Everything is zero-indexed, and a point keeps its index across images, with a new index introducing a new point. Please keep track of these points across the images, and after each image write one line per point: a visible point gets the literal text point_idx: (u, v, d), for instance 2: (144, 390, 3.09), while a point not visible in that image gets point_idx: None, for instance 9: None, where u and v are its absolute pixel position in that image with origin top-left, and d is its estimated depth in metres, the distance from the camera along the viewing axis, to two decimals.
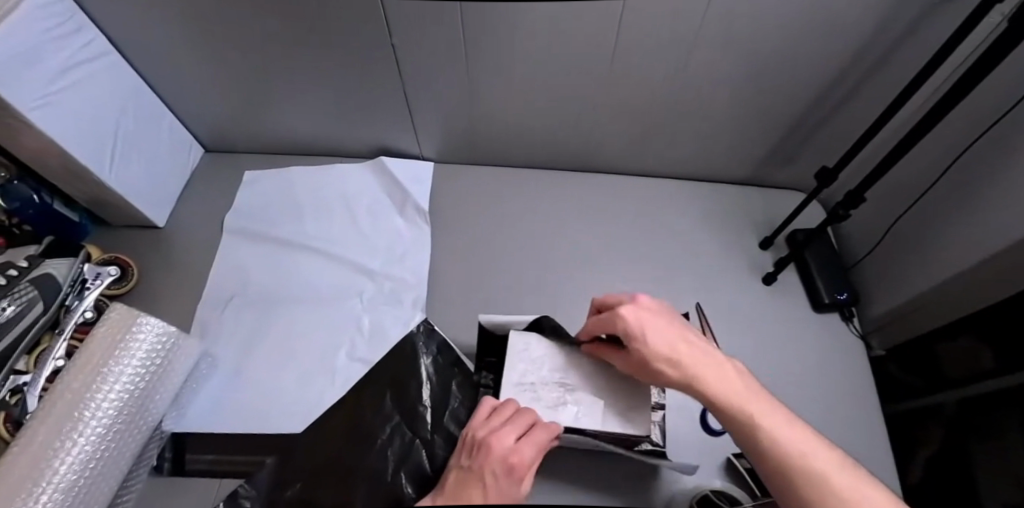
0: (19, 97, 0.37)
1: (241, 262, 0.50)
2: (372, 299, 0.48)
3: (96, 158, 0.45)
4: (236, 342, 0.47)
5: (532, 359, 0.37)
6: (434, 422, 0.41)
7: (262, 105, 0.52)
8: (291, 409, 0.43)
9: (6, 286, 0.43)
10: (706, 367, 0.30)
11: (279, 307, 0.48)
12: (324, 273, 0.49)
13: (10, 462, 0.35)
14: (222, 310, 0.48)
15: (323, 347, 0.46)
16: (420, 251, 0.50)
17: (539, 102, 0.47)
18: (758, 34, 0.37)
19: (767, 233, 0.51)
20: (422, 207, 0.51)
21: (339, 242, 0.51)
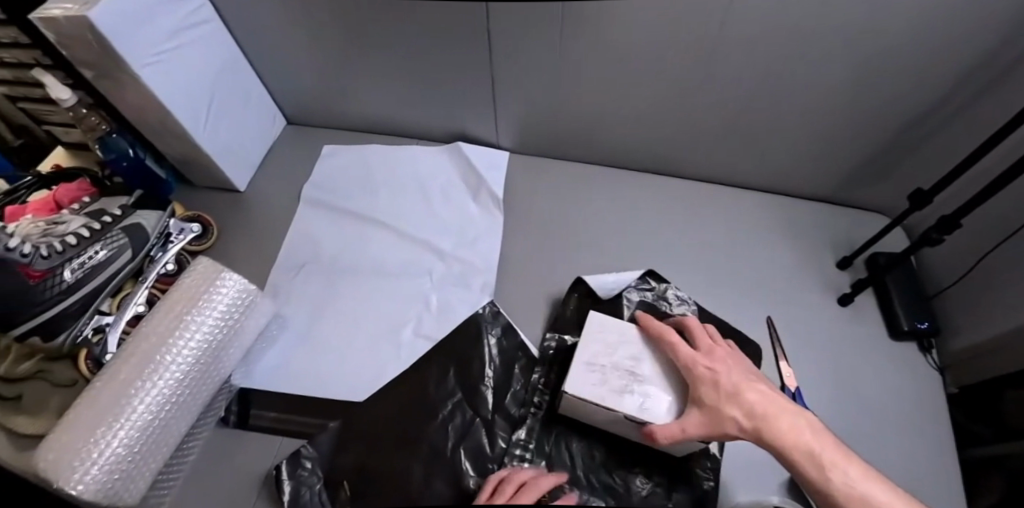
0: (133, 54, 0.40)
1: (315, 231, 0.52)
2: (441, 279, 0.48)
3: (192, 119, 0.48)
4: (306, 307, 0.48)
5: (607, 342, 0.37)
6: (495, 404, 0.42)
7: (348, 83, 0.53)
8: (355, 378, 0.44)
9: (101, 231, 0.46)
10: (779, 419, 0.30)
11: (350, 278, 0.49)
12: (396, 249, 0.50)
13: (96, 394, 0.37)
14: (296, 275, 0.49)
15: (390, 320, 0.46)
16: (491, 238, 0.50)
17: (624, 102, 0.47)
18: (862, 51, 0.36)
19: (845, 254, 0.49)
20: (496, 194, 0.52)
21: (412, 221, 0.51)
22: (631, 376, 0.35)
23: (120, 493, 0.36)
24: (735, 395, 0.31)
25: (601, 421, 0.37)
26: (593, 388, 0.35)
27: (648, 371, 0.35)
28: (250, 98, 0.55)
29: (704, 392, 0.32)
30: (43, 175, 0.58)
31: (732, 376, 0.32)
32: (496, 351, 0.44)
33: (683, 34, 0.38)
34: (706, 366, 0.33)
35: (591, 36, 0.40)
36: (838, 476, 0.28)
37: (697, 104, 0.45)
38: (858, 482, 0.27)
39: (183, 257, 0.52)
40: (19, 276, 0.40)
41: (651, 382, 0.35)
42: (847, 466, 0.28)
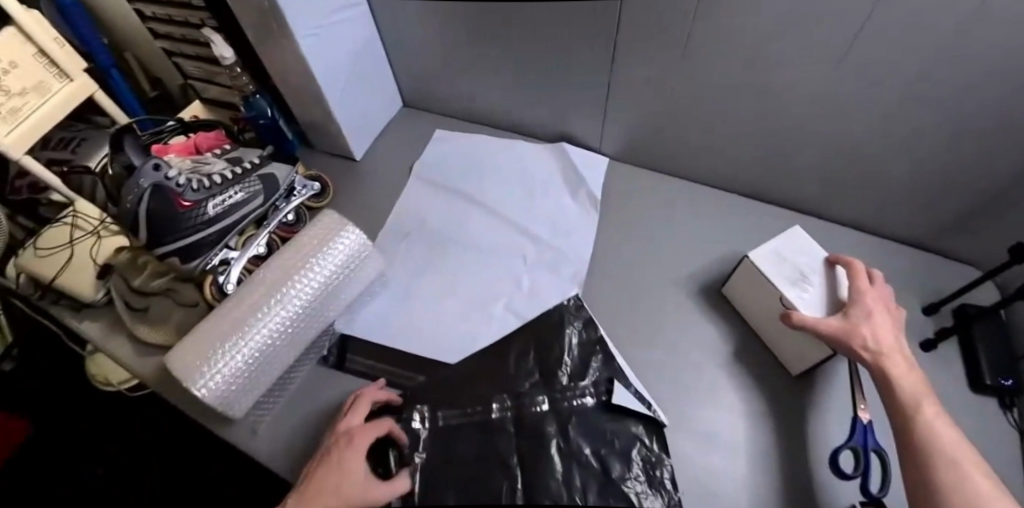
0: (301, 27, 0.47)
1: (424, 207, 0.57)
2: (534, 263, 0.52)
3: (331, 85, 0.55)
4: (407, 270, 0.52)
5: (795, 249, 0.44)
6: (559, 453, 0.40)
7: (472, 75, 0.59)
8: (446, 340, 0.48)
9: (241, 177, 0.52)
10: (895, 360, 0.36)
11: (452, 250, 0.53)
12: (495, 230, 0.54)
13: (229, 311, 0.42)
14: (402, 240, 0.55)
15: (485, 293, 0.50)
16: (584, 234, 0.54)
17: (729, 125, 0.50)
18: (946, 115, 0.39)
19: (932, 300, 0.50)
20: (595, 195, 0.56)
21: (514, 208, 0.56)
22: (798, 278, 0.42)
23: (233, 404, 0.40)
24: (875, 329, 0.37)
25: (766, 311, 0.45)
26: (770, 269, 0.43)
27: (817, 286, 0.42)
28: (378, 80, 0.63)
29: (854, 312, 0.39)
30: (186, 122, 0.66)
31: (881, 318, 0.38)
32: (577, 401, 0.42)
33: (804, 69, 0.41)
34: (871, 301, 0.39)
35: (714, 61, 0.43)
36: (927, 416, 0.33)
37: (790, 138, 0.49)
38: (943, 430, 0.32)
39: (303, 211, 0.58)
40: (172, 203, 0.48)
41: (815, 293, 0.41)
42: (941, 417, 0.33)
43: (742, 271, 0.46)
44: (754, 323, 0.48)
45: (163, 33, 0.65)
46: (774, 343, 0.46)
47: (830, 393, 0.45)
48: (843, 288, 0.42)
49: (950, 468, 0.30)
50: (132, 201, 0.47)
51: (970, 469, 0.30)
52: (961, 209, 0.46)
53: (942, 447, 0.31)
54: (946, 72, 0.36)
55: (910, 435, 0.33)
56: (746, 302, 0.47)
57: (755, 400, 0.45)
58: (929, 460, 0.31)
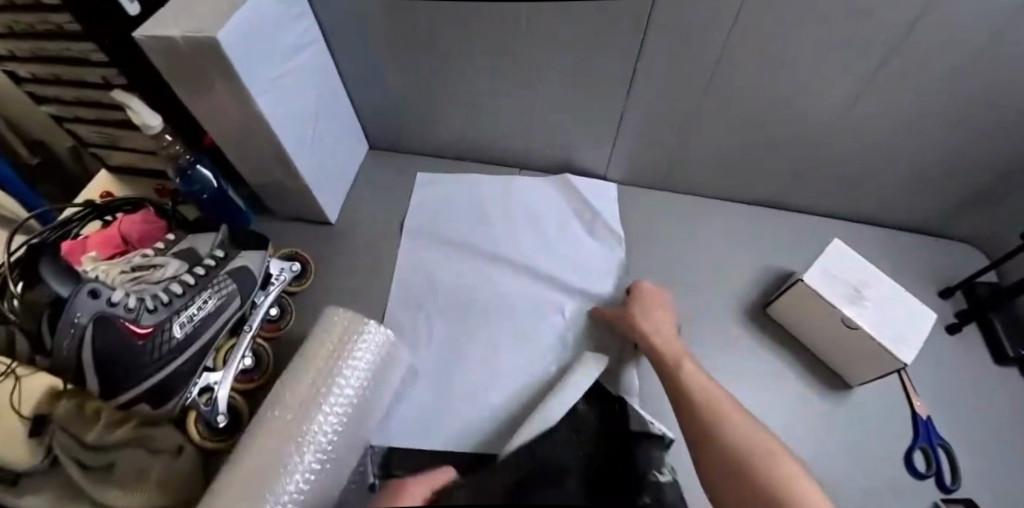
0: (253, 81, 0.38)
1: (431, 272, 0.52)
2: (574, 317, 0.49)
3: (297, 142, 0.46)
4: (435, 353, 0.46)
5: (845, 265, 0.43)
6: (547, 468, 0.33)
7: (461, 107, 0.52)
8: (499, 427, 0.42)
9: (207, 277, 0.42)
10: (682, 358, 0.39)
11: (480, 319, 0.49)
12: (521, 287, 0.51)
13: (245, 467, 0.32)
14: (417, 316, 0.49)
15: (530, 363, 0.46)
16: (616, 276, 0.52)
17: (747, 139, 0.48)
18: (961, 111, 0.40)
19: (945, 283, 0.52)
20: (615, 229, 0.54)
21: (535, 256, 0.53)
22: (856, 295, 0.42)
23: None
24: (660, 327, 0.42)
25: (822, 326, 0.45)
26: (826, 287, 0.42)
27: (874, 302, 0.41)
28: (342, 127, 0.55)
29: (639, 312, 0.44)
30: (97, 204, 0.50)
31: (654, 314, 0.43)
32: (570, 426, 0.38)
33: (825, 77, 0.39)
34: (646, 309, 0.44)
35: (742, 75, 0.41)
36: (704, 404, 0.34)
37: (801, 149, 0.48)
38: (732, 410, 0.34)
39: (284, 299, 0.49)
40: (125, 334, 0.37)
41: (875, 309, 0.41)
42: (723, 405, 0.34)
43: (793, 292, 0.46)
44: (804, 340, 0.48)
45: (47, 96, 0.51)
46: (826, 352, 0.46)
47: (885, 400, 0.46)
48: (889, 296, 0.42)
49: (733, 455, 0.31)
50: (68, 347, 0.35)
51: (754, 445, 0.31)
52: (965, 196, 0.49)
53: (717, 427, 0.33)
54: (976, 69, 0.36)
55: (697, 424, 0.34)
56: (793, 318, 0.47)
57: (824, 414, 0.45)
58: (718, 449, 0.32)
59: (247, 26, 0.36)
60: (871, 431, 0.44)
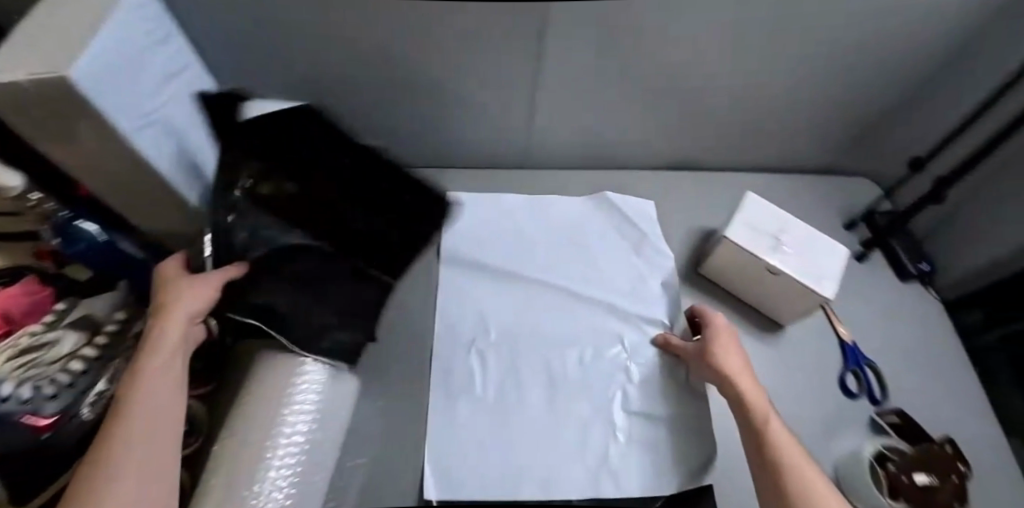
0: (125, 117, 0.34)
1: (480, 307, 0.49)
2: (634, 346, 0.47)
3: (186, 178, 0.42)
4: (493, 390, 0.44)
5: (764, 215, 0.46)
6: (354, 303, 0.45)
7: (376, 111, 0.50)
8: (561, 472, 0.40)
9: (110, 344, 0.39)
10: (761, 408, 0.37)
11: (536, 355, 0.46)
12: (581, 319, 0.49)
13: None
14: (469, 354, 0.46)
15: (594, 398, 0.44)
16: (669, 297, 0.50)
17: (661, 107, 0.50)
18: (840, 53, 0.44)
19: (852, 216, 0.57)
20: (664, 251, 0.53)
21: (581, 281, 0.51)
22: (775, 243, 0.45)
23: None
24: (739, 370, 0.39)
25: (748, 278, 0.48)
26: (750, 240, 0.45)
27: (792, 248, 0.45)
28: None
29: (718, 345, 0.41)
30: None
31: (731, 350, 0.41)
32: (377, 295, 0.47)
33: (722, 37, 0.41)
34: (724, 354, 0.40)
35: (641, 45, 0.42)
36: (798, 473, 0.32)
37: (710, 112, 0.50)
38: (813, 475, 0.32)
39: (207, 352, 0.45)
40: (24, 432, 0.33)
41: (792, 255, 0.44)
42: (814, 475, 0.32)
43: (721, 251, 0.47)
44: (738, 293, 0.50)
45: None
46: (757, 301, 0.49)
47: (816, 332, 0.50)
48: (803, 239, 0.45)
49: None
50: None
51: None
52: (853, 133, 0.53)
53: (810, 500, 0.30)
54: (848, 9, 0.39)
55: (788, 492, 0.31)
56: (722, 275, 0.50)
57: (766, 358, 0.48)
58: None
59: (111, 58, 0.32)
60: (809, 363, 0.48)
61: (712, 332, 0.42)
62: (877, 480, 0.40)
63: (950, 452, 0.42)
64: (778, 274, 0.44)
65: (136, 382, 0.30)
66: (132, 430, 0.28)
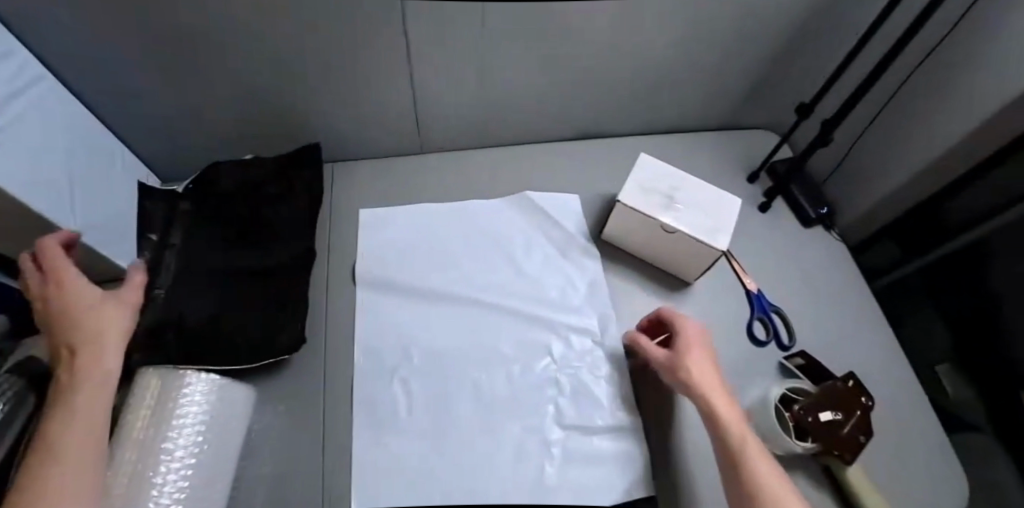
0: None
1: (401, 328, 0.47)
2: (563, 357, 0.45)
3: (59, 209, 0.38)
4: (416, 416, 0.42)
5: (655, 175, 0.47)
6: (265, 298, 0.46)
7: (264, 101, 0.49)
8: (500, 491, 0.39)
9: None
10: (738, 426, 0.35)
11: (466, 376, 0.44)
12: (511, 331, 0.47)
13: None
14: (393, 382, 0.44)
15: (527, 410, 0.43)
16: (599, 300, 0.49)
17: (552, 75, 0.50)
18: (715, 7, 0.44)
19: (752, 168, 0.58)
20: (588, 249, 0.52)
21: (505, 292, 0.49)
22: (668, 202, 0.45)
23: None
24: (710, 384, 0.37)
25: (649, 239, 0.48)
26: (642, 202, 0.45)
27: (684, 204, 0.45)
28: (111, 162, 0.47)
29: (688, 355, 0.39)
30: None
31: (700, 361, 0.39)
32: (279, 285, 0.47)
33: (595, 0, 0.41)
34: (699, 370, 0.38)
35: (515, 13, 0.41)
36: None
37: (600, 73, 0.51)
38: (787, 497, 0.31)
39: None
40: None
41: (685, 211, 0.45)
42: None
43: (620, 216, 0.48)
44: (644, 254, 0.51)
45: None
46: (661, 261, 0.50)
47: (722, 284, 0.51)
48: (698, 194, 0.46)
49: None
50: None
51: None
52: (743, 80, 0.55)
53: None
54: None
55: None
56: (626, 239, 0.50)
57: None
58: None
59: None
60: (716, 317, 0.49)
61: (682, 341, 0.39)
62: (783, 422, 0.42)
63: (852, 387, 0.43)
64: (674, 233, 0.44)
65: (70, 394, 0.31)
66: (74, 435, 0.29)
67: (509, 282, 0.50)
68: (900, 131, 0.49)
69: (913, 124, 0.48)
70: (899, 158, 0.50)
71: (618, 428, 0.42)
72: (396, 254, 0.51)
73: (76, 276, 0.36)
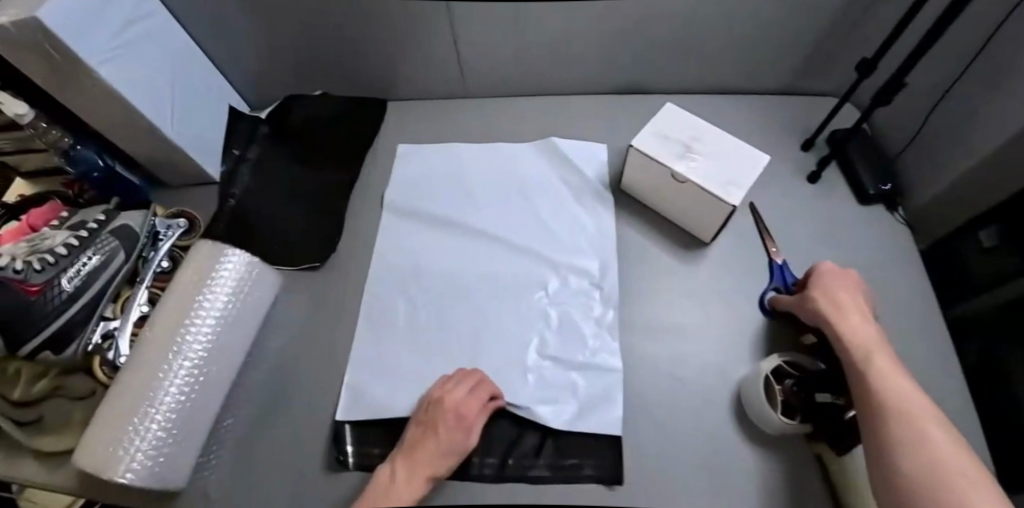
0: (87, 50, 0.39)
1: (415, 252, 0.50)
2: (557, 293, 0.47)
3: (159, 113, 0.48)
4: (409, 325, 0.46)
5: (674, 123, 0.45)
6: (313, 211, 0.54)
7: (327, 44, 0.55)
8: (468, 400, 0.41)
9: (90, 238, 0.45)
10: (871, 348, 0.34)
11: (464, 299, 0.47)
12: (513, 264, 0.49)
13: (124, 382, 0.38)
14: (398, 295, 0.48)
15: (512, 336, 0.44)
16: (604, 245, 0.49)
17: (592, 27, 0.49)
18: None
19: (807, 136, 0.54)
20: (602, 196, 0.51)
21: (516, 229, 0.51)
22: (684, 151, 0.43)
23: (169, 476, 0.37)
24: (849, 322, 0.36)
25: (667, 191, 0.47)
26: (658, 148, 0.44)
27: (703, 155, 0.43)
28: (212, 86, 0.57)
29: (823, 294, 0.39)
30: (10, 205, 0.54)
31: (840, 301, 0.38)
32: (327, 202, 0.54)
33: None
34: (840, 300, 0.38)
35: None
36: (923, 432, 0.28)
37: (645, 27, 0.49)
38: (927, 414, 0.30)
39: (178, 254, 0.52)
40: (15, 293, 0.40)
41: (702, 161, 0.43)
42: (946, 439, 0.28)
43: (638, 165, 0.47)
44: (664, 209, 0.49)
45: None
46: (680, 218, 0.49)
47: (744, 250, 0.48)
48: (722, 148, 0.43)
49: (941, 490, 0.26)
50: None
51: (952, 461, 0.27)
52: (811, 38, 0.49)
53: (928, 454, 0.27)
54: None
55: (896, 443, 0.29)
56: (647, 192, 0.49)
57: (684, 276, 0.47)
58: (917, 483, 0.27)
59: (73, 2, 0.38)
60: (731, 281, 0.47)
61: (819, 278, 0.40)
62: (771, 395, 0.39)
63: None
64: (682, 182, 0.42)
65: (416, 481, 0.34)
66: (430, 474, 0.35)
67: (525, 220, 0.51)
68: (999, 100, 0.42)
69: (1013, 91, 0.40)
70: (992, 128, 0.42)
71: (596, 366, 0.43)
72: (424, 186, 0.55)
73: (455, 398, 0.38)
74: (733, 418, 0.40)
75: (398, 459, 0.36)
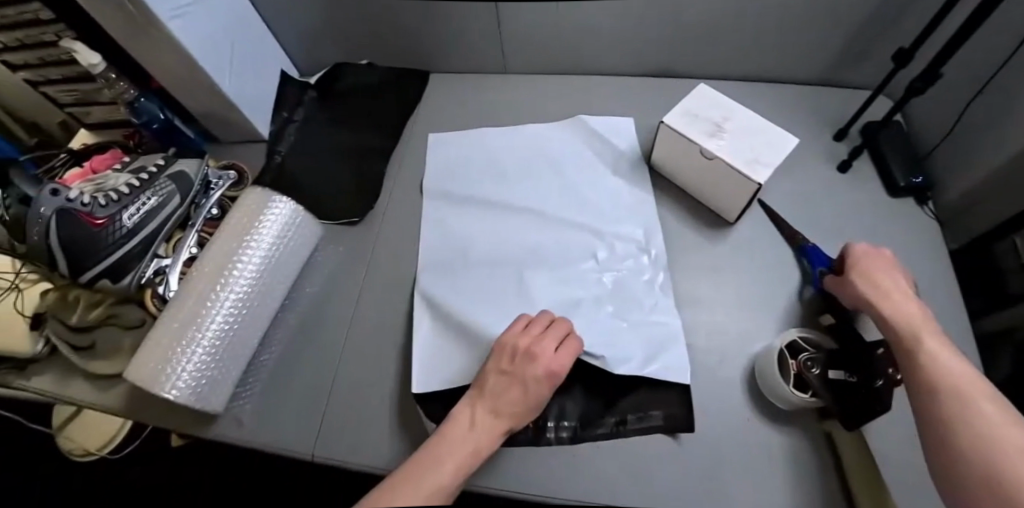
0: (162, 4, 0.42)
1: (447, 217, 0.52)
2: (607, 260, 0.48)
3: (218, 70, 0.51)
4: (438, 283, 0.48)
5: (704, 103, 0.46)
6: (354, 171, 0.57)
7: (374, 16, 0.57)
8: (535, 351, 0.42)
9: (150, 181, 0.49)
10: (915, 323, 0.34)
11: (494, 261, 0.48)
12: (551, 229, 0.50)
13: (175, 309, 0.41)
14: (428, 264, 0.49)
15: (561, 292, 0.46)
16: (645, 216, 0.50)
17: (632, 10, 0.50)
18: None
19: (840, 127, 0.54)
20: (643, 171, 0.53)
21: (552, 199, 0.52)
22: (713, 129, 0.44)
23: (210, 398, 0.40)
24: (891, 300, 0.36)
25: (694, 169, 0.48)
26: (688, 125, 0.45)
27: (732, 134, 0.44)
28: (265, 50, 0.60)
29: (860, 275, 0.39)
30: (76, 151, 0.58)
31: (881, 281, 0.38)
32: (368, 163, 0.57)
33: None
34: (877, 275, 0.38)
35: None
36: (975, 403, 0.28)
37: (684, 11, 0.50)
38: (968, 385, 0.29)
39: (226, 203, 0.55)
40: (83, 224, 0.45)
41: (731, 140, 0.44)
42: (1000, 408, 0.28)
43: (668, 143, 0.48)
44: (691, 188, 0.51)
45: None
46: (706, 198, 0.50)
47: (769, 232, 0.49)
48: (752, 128, 0.44)
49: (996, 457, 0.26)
50: (39, 233, 0.45)
51: (1007, 427, 0.27)
52: (851, 29, 0.50)
53: (980, 423, 0.27)
54: None
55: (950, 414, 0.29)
56: (676, 170, 0.50)
57: (709, 252, 0.48)
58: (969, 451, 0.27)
59: None
60: (753, 261, 0.48)
61: (857, 260, 0.40)
62: (784, 368, 0.40)
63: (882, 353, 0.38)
64: (709, 158, 0.43)
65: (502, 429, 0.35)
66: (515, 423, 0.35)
67: (570, 188, 0.53)
68: None
69: None
70: None
71: (664, 323, 0.44)
72: (459, 154, 0.57)
73: (546, 351, 0.37)
74: (745, 388, 0.41)
75: (482, 404, 0.36)
